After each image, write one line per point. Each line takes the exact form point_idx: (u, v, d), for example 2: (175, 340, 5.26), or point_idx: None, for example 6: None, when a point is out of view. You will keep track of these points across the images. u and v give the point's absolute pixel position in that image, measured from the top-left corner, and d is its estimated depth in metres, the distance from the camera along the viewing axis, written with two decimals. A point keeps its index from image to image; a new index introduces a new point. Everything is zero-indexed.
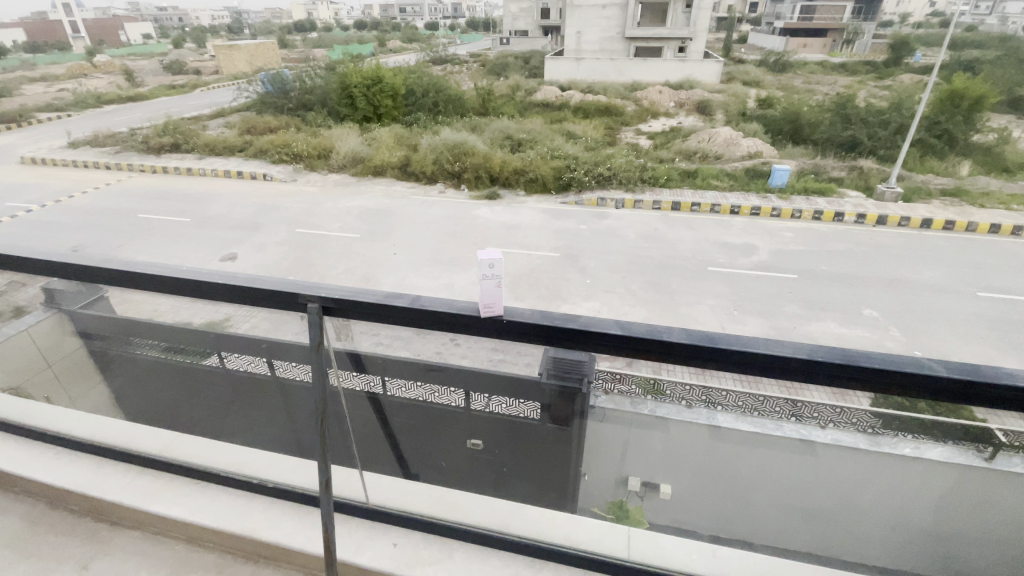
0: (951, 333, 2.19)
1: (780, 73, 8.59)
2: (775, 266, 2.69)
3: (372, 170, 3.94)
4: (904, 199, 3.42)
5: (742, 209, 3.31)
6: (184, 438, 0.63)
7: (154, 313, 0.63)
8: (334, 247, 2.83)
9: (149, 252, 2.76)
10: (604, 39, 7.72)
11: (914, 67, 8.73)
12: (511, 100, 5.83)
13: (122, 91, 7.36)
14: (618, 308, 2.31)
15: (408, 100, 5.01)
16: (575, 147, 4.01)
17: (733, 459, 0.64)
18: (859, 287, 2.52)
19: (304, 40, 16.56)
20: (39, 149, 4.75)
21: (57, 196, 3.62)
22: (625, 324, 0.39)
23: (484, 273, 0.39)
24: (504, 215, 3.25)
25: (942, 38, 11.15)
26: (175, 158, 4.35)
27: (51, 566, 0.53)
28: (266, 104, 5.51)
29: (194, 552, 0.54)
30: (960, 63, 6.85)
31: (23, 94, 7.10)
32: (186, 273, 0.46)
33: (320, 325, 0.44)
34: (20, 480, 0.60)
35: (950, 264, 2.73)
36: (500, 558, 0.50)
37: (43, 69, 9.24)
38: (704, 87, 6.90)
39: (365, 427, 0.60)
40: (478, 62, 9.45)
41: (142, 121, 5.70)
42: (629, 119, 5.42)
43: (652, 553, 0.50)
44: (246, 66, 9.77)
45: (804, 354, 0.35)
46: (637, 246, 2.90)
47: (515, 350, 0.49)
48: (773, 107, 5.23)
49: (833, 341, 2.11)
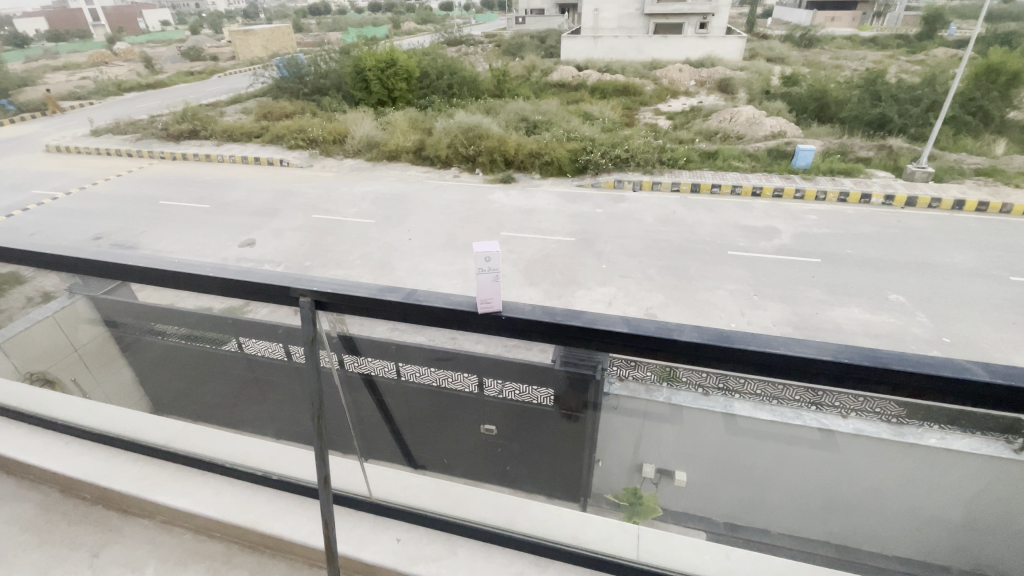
0: (982, 319, 2.10)
1: (806, 48, 8.25)
2: (798, 250, 2.61)
3: (387, 155, 3.91)
4: (935, 179, 3.28)
5: (764, 191, 3.21)
6: (191, 428, 0.63)
7: (164, 303, 0.64)
8: (349, 233, 2.84)
9: (170, 239, 2.81)
10: (623, 16, 7.47)
11: (948, 40, 8.31)
12: (527, 82, 5.72)
13: (142, 79, 7.42)
14: (634, 294, 2.27)
15: (423, 83, 4.95)
16: (592, 128, 3.92)
17: (745, 455, 0.61)
18: (885, 271, 2.43)
19: (318, 22, 16.47)
20: (63, 137, 4.83)
21: (81, 184, 3.70)
22: (635, 322, 0.37)
23: (481, 267, 0.37)
24: (519, 199, 3.21)
25: (978, 10, 10.65)
26: (195, 145, 4.39)
27: (63, 555, 0.54)
28: (281, 89, 5.50)
29: (202, 542, 0.54)
30: (997, 35, 6.48)
31: (46, 83, 7.21)
32: (179, 267, 0.46)
33: (313, 319, 0.42)
34: (33, 468, 0.61)
35: (983, 247, 2.61)
36: (505, 556, 0.49)
37: (66, 58, 9.40)
38: (725, 65, 6.66)
39: (366, 420, 0.59)
40: (494, 42, 9.26)
41: (161, 108, 5.75)
42: (648, 99, 5.26)
43: (663, 555, 0.48)
44: (263, 50, 9.71)
45: (829, 354, 0.32)
46: (655, 230, 2.84)
47: (519, 346, 0.47)
48: (799, 84, 5.03)
49: (857, 327, 2.05)
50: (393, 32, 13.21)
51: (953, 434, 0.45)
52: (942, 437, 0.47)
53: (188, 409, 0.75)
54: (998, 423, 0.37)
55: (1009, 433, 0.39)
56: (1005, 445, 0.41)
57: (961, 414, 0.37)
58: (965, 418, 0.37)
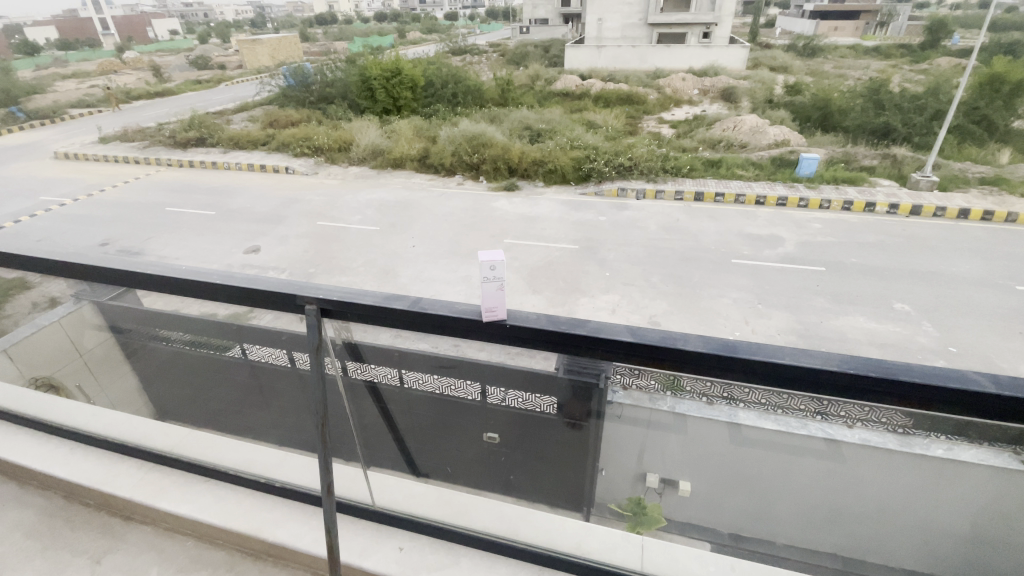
0: (987, 328, 2.09)
1: (809, 57, 8.25)
2: (801, 259, 2.61)
3: (391, 163, 3.93)
4: (940, 188, 3.26)
5: (768, 200, 3.20)
6: (194, 435, 0.63)
7: (169, 308, 0.64)
8: (354, 240, 2.86)
9: (176, 246, 2.84)
10: (626, 25, 7.52)
11: (951, 50, 8.27)
12: (531, 90, 5.74)
13: (151, 87, 7.48)
14: (638, 302, 2.27)
15: (428, 92, 4.97)
16: (595, 137, 3.93)
17: (751, 465, 0.60)
18: (890, 281, 2.42)
19: (325, 32, 16.63)
20: (71, 144, 4.87)
21: (88, 190, 3.73)
22: (639, 331, 0.37)
23: (485, 275, 0.37)
24: (523, 207, 3.21)
25: (982, 20, 10.65)
26: (201, 152, 4.42)
27: (66, 561, 0.54)
28: (288, 97, 5.53)
29: (204, 550, 0.54)
30: (1002, 44, 6.45)
31: (55, 91, 7.28)
32: (185, 274, 0.46)
33: (319, 326, 0.42)
34: (35, 473, 0.61)
35: (989, 256, 2.60)
36: (507, 566, 0.49)
37: (76, 66, 9.50)
38: (729, 74, 6.67)
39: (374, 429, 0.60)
40: (498, 52, 9.31)
41: (168, 116, 5.79)
42: (651, 108, 5.27)
43: (667, 566, 0.48)
44: (269, 59, 9.77)
45: (835, 364, 0.32)
46: (659, 238, 2.84)
47: (523, 355, 0.47)
48: (802, 93, 5.04)
49: (862, 336, 2.05)
50: (398, 42, 13.34)
51: (960, 445, 0.44)
52: (951, 447, 0.46)
53: (195, 415, 0.75)
54: (1005, 434, 0.37)
55: (1018, 444, 0.39)
56: (1013, 456, 0.41)
57: (965, 427, 0.37)
58: (971, 428, 0.37)
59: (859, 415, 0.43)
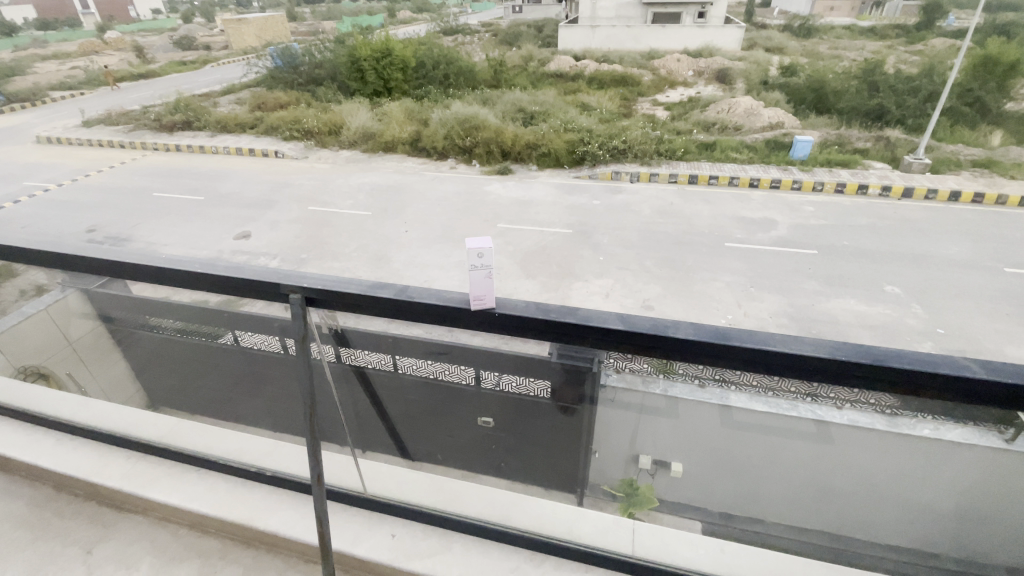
0: (975, 310, 2.13)
1: (805, 38, 8.15)
2: (794, 242, 2.62)
3: (383, 146, 3.86)
4: (932, 170, 3.27)
5: (762, 182, 3.19)
6: (185, 424, 0.62)
7: (155, 297, 0.63)
8: (346, 225, 2.83)
9: (165, 232, 2.80)
10: (620, 5, 7.37)
11: (947, 30, 8.18)
12: (524, 72, 5.64)
13: (134, 68, 7.27)
14: (631, 286, 2.28)
15: (418, 73, 4.86)
16: (589, 119, 3.88)
17: (740, 448, 0.61)
18: (881, 263, 2.43)
19: (313, 11, 16.22)
20: (54, 128, 4.75)
21: (73, 175, 3.66)
22: (630, 319, 0.36)
23: (473, 263, 0.36)
24: (516, 191, 3.19)
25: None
26: (188, 136, 4.33)
27: (57, 551, 0.54)
28: (275, 79, 5.40)
29: (196, 537, 0.54)
30: (996, 24, 6.40)
31: (35, 73, 7.06)
32: (167, 264, 0.45)
33: (304, 316, 0.42)
34: (23, 464, 0.61)
35: (978, 238, 2.61)
36: (500, 551, 0.49)
37: (56, 46, 9.19)
38: (723, 55, 6.59)
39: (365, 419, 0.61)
40: (490, 32, 9.12)
41: (152, 98, 5.65)
42: (645, 90, 5.20)
43: (657, 551, 0.49)
44: (256, 40, 9.52)
45: (826, 352, 0.32)
46: (653, 221, 2.83)
47: (514, 341, 0.46)
48: (797, 74, 4.99)
49: (852, 319, 2.07)
50: (389, 21, 13.02)
51: (947, 425, 0.44)
52: (938, 428, 0.46)
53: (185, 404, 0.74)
54: (992, 417, 0.37)
55: (1002, 423, 0.39)
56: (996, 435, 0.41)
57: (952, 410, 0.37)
58: (958, 411, 0.37)
59: (848, 397, 0.43)
